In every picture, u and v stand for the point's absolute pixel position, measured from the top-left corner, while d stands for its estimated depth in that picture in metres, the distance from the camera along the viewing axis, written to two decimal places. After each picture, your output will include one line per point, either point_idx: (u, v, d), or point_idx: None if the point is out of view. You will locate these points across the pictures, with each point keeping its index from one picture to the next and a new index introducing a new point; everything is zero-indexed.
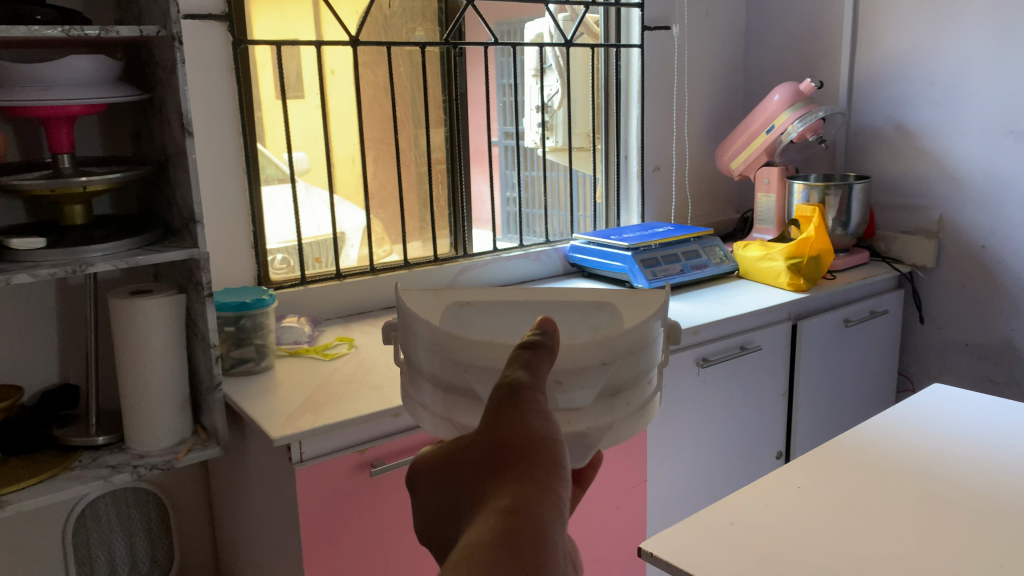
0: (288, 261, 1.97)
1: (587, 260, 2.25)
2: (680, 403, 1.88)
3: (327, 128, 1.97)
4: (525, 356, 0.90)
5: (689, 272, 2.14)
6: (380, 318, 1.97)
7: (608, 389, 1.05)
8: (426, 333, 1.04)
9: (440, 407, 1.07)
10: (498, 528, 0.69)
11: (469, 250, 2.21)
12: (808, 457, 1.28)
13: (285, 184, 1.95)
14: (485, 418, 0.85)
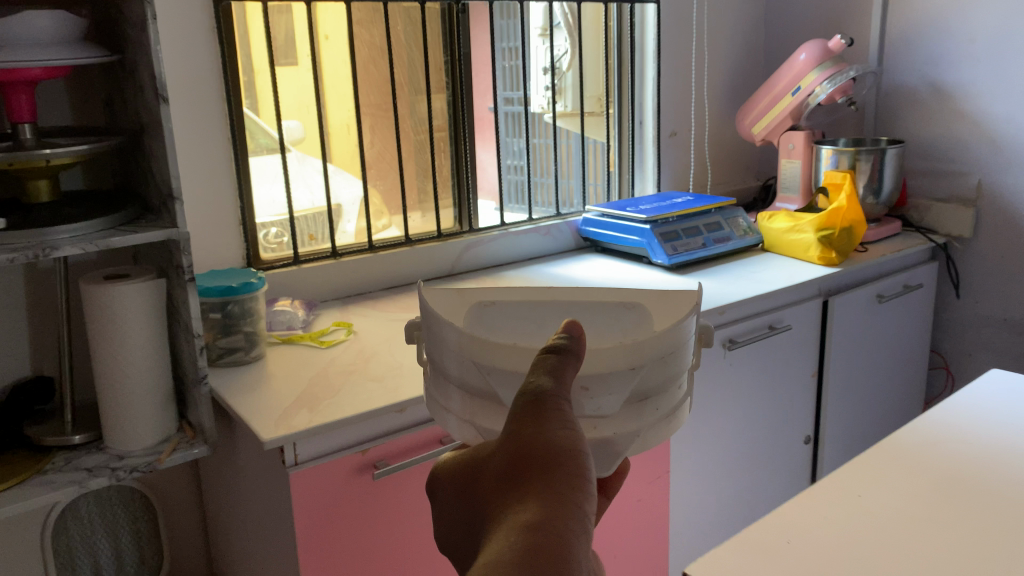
0: (281, 237, 1.83)
1: (602, 235, 2.10)
2: (705, 389, 1.75)
3: (321, 94, 1.82)
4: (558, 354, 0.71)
5: (711, 246, 2.00)
6: (381, 299, 1.83)
7: (637, 392, 0.82)
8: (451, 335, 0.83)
9: (465, 413, 0.85)
10: (516, 550, 0.50)
11: (474, 224, 2.04)
12: (865, 459, 1.14)
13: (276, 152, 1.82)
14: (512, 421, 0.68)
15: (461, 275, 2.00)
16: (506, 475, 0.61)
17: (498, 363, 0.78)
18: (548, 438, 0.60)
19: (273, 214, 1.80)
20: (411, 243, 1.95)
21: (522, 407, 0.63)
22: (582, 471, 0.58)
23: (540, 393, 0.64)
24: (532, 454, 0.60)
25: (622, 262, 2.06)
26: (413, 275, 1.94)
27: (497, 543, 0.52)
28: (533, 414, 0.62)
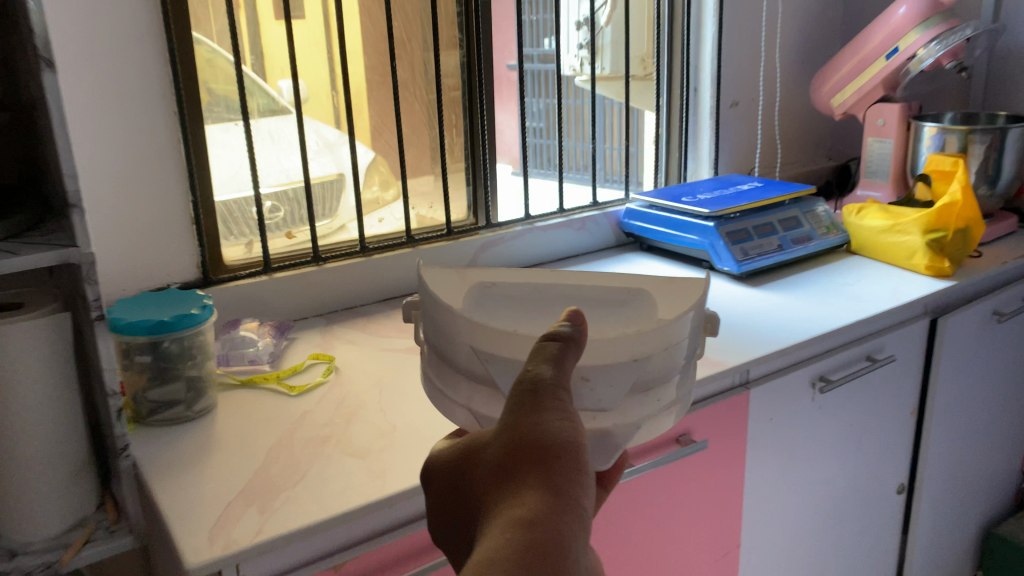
0: (279, 211, 1.46)
1: (651, 232, 1.71)
2: (787, 439, 1.37)
3: (333, 42, 1.43)
4: (551, 348, 0.71)
5: (789, 250, 1.61)
6: (376, 315, 1.45)
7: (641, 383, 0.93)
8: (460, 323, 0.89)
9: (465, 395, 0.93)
10: (517, 541, 0.54)
11: (491, 218, 1.66)
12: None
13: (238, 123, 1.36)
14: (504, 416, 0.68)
15: None
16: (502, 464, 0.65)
17: (492, 349, 0.88)
18: (543, 431, 0.64)
19: (238, 205, 1.39)
20: (414, 247, 1.55)
21: (521, 397, 0.67)
22: (576, 465, 0.62)
23: (538, 382, 0.68)
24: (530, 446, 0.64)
25: (676, 267, 1.66)
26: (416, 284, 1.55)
27: (495, 535, 0.56)
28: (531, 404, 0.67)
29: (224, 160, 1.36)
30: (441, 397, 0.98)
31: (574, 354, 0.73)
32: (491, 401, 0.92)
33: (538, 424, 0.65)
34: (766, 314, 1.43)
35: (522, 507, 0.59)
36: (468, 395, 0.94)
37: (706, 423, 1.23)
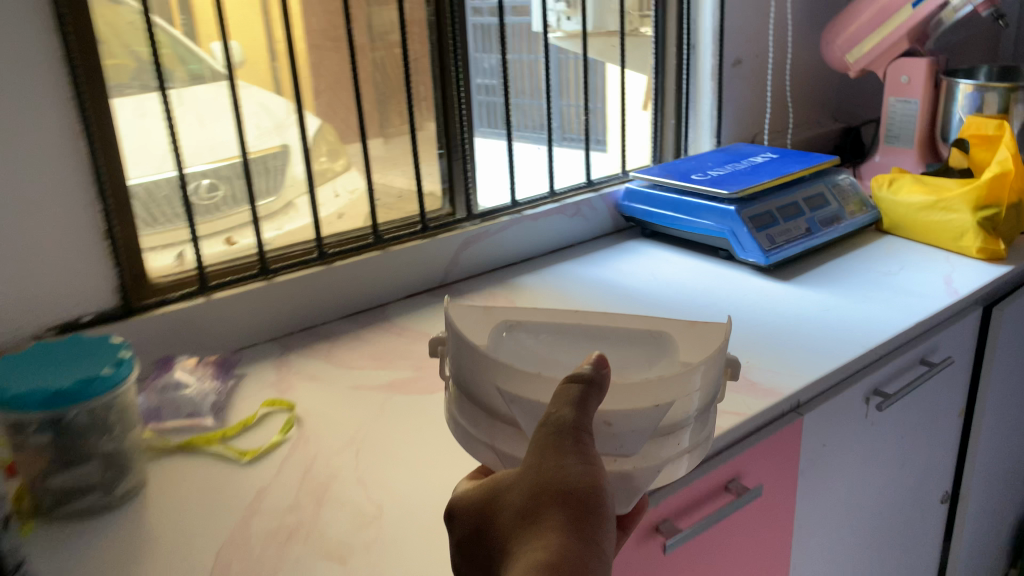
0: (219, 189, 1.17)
1: (658, 216, 1.48)
2: (838, 465, 1.17)
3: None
4: (573, 391, 0.69)
5: (818, 234, 1.39)
6: (342, 337, 1.20)
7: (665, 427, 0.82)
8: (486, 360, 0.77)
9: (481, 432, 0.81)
10: None
11: (473, 209, 1.40)
12: None
13: (151, 93, 1.06)
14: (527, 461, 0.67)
15: (459, 286, 1.36)
16: (523, 510, 0.64)
17: (520, 388, 0.75)
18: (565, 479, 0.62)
19: (158, 195, 1.10)
20: (386, 250, 1.28)
21: (545, 441, 0.67)
22: (598, 515, 0.61)
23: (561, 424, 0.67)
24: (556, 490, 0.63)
25: (690, 258, 1.43)
26: (387, 294, 1.29)
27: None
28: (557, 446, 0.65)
29: (137, 141, 1.06)
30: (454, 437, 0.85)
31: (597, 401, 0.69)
32: (516, 443, 0.78)
33: (561, 470, 0.63)
34: (807, 316, 1.21)
35: (542, 550, 0.58)
36: (491, 433, 0.81)
37: (757, 464, 1.01)
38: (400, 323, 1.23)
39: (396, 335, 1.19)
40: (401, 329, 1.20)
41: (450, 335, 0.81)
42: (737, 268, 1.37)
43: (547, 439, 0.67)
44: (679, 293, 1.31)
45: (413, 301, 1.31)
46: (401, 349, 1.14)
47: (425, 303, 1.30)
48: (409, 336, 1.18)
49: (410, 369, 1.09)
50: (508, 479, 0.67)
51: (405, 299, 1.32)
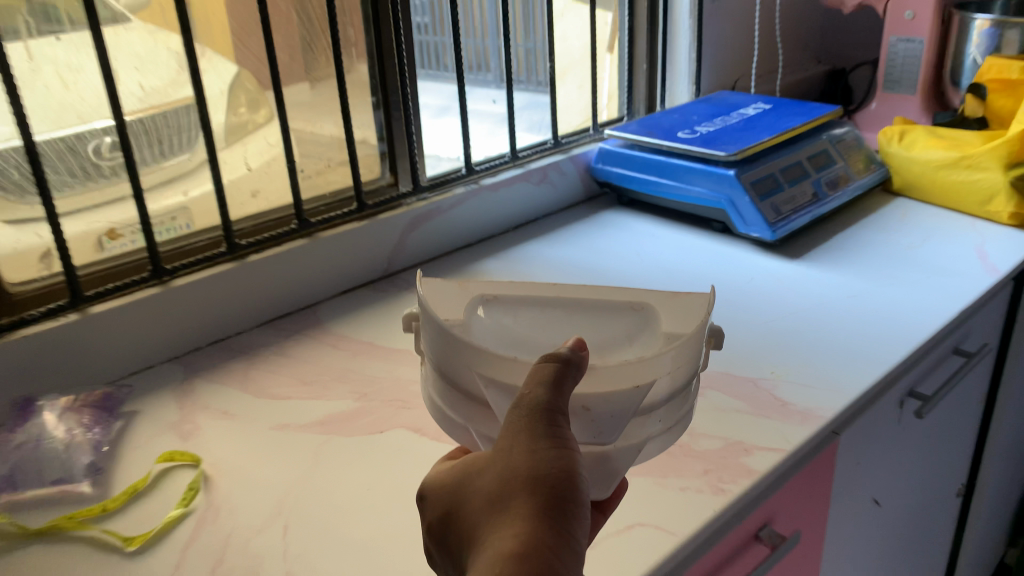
0: (101, 156, 0.89)
1: (638, 181, 1.25)
2: (867, 482, 0.98)
3: None
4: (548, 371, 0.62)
5: (826, 200, 1.19)
6: (263, 353, 0.95)
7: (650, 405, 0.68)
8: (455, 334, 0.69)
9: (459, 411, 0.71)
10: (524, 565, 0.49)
11: (420, 182, 1.15)
12: None
13: None
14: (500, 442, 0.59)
15: (405, 276, 1.12)
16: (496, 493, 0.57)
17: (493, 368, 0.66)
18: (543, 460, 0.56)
19: (3, 170, 0.82)
20: (314, 237, 1.03)
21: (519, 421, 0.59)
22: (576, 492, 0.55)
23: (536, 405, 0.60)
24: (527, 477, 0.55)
25: (678, 230, 1.22)
26: (317, 291, 1.05)
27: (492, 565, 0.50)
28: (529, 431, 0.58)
29: None
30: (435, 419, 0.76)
31: (573, 380, 0.63)
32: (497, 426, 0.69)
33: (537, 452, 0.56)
34: (828, 303, 1.01)
35: (513, 537, 0.52)
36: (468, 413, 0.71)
37: (789, 503, 0.81)
38: (335, 331, 0.99)
39: (330, 349, 0.95)
40: (337, 341, 0.96)
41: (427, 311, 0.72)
42: (735, 243, 1.16)
43: (519, 422, 0.60)
44: (672, 276, 1.10)
45: (350, 299, 1.07)
46: (338, 370, 0.91)
47: (365, 301, 1.06)
48: (346, 351, 0.94)
49: (352, 398, 0.86)
50: (479, 461, 0.60)
51: (341, 296, 1.07)
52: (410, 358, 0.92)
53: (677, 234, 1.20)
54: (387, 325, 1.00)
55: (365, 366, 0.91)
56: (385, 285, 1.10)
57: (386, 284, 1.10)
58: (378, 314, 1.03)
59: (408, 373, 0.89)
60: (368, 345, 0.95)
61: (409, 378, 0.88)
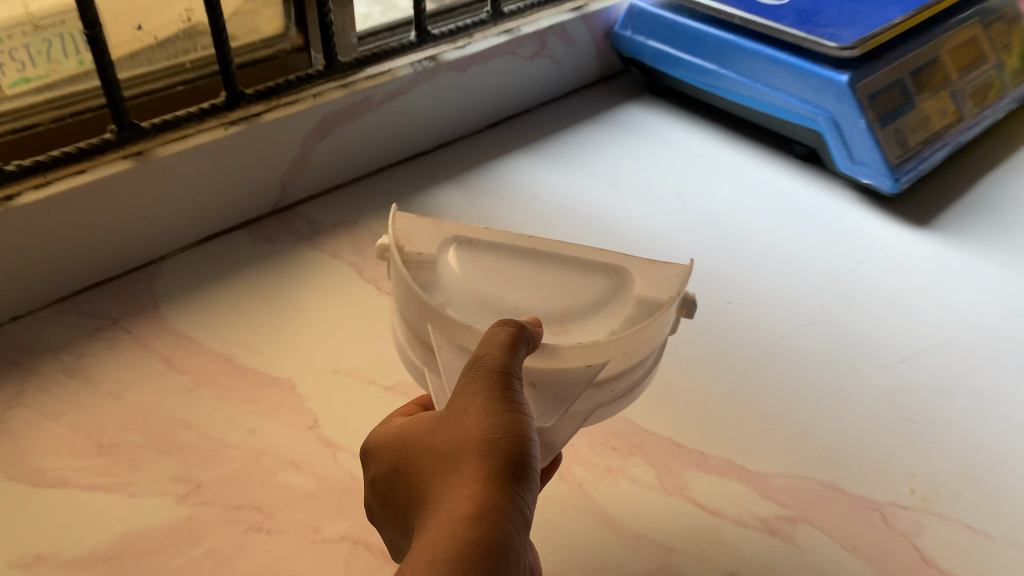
0: None
1: (687, 66, 0.81)
2: None
3: None
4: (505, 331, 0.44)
5: (970, 125, 0.77)
6: (45, 372, 0.55)
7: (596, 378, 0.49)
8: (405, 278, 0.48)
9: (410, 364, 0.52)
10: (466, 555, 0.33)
11: (340, 59, 0.70)
12: None
13: None
14: (451, 405, 0.43)
15: (310, 212, 0.71)
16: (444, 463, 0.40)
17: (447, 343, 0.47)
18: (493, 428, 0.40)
19: None
20: (143, 157, 0.60)
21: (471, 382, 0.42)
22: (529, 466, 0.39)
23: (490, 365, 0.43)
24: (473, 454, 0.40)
25: (738, 151, 0.80)
26: (152, 244, 0.64)
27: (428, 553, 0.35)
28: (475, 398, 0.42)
29: None
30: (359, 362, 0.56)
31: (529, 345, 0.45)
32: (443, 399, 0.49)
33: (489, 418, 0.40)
34: (993, 325, 0.61)
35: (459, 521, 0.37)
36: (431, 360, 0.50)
37: None
38: (172, 329, 0.59)
39: (156, 373, 0.56)
40: (170, 353, 0.57)
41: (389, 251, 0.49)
42: (827, 185, 0.75)
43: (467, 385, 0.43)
44: (734, 241, 0.69)
45: (209, 257, 0.66)
46: (160, 426, 0.52)
47: (232, 263, 0.65)
48: (183, 380, 0.55)
49: (169, 504, 0.48)
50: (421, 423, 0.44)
51: (196, 249, 0.66)
52: (287, 409, 0.54)
53: (735, 160, 0.78)
54: (259, 321, 0.60)
55: (208, 421, 0.53)
56: (271, 231, 0.68)
57: (274, 227, 0.69)
58: (249, 293, 0.63)
59: (277, 448, 0.51)
60: (222, 367, 0.56)
61: (277, 461, 0.51)
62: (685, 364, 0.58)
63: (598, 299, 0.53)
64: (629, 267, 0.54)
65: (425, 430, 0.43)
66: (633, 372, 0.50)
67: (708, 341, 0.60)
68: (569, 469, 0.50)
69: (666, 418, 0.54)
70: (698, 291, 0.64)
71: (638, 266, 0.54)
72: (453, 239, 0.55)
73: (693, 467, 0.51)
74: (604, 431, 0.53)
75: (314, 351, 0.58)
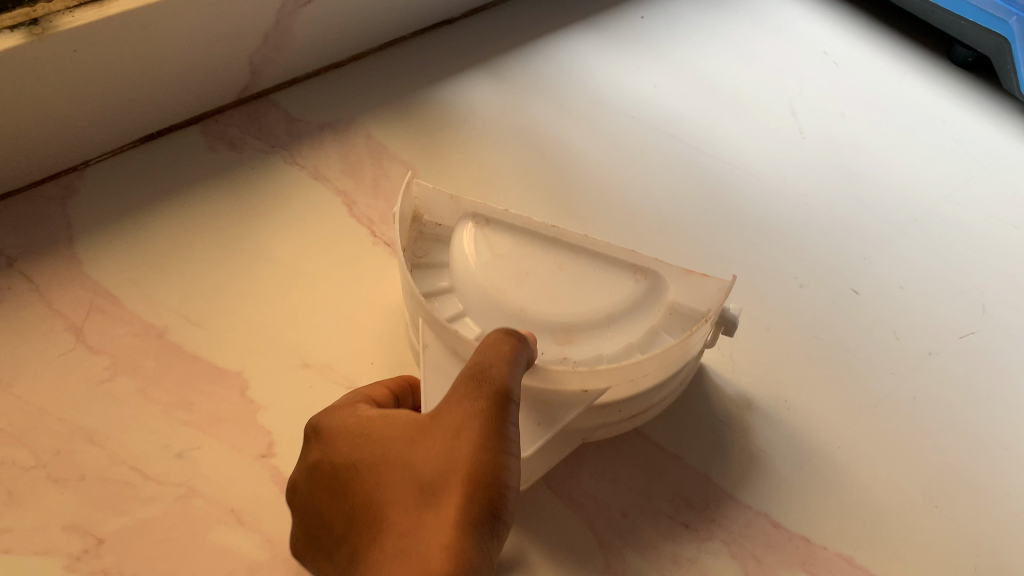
0: None
1: None
2: None
3: None
4: (512, 345, 0.31)
5: None
6: None
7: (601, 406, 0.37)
8: (406, 269, 0.37)
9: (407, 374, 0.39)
10: None
11: None
12: None
13: None
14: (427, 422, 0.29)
15: (286, 104, 0.53)
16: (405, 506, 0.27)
17: (430, 387, 0.34)
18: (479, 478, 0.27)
19: None
20: (39, 30, 0.40)
21: (460, 401, 0.29)
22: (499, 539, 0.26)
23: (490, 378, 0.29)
24: (448, 489, 0.27)
25: (867, 58, 0.60)
26: (69, 147, 0.46)
27: None
28: (462, 413, 0.28)
29: None
30: (339, 335, 0.42)
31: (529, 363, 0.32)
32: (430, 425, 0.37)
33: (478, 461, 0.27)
34: None
35: None
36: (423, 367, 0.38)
37: None
38: (87, 279, 0.43)
39: (58, 350, 0.40)
40: (81, 319, 0.41)
41: (400, 230, 0.39)
42: (989, 119, 0.56)
43: (451, 400, 0.29)
44: (863, 192, 0.51)
45: (149, 165, 0.49)
46: (56, 439, 0.38)
47: (179, 177, 0.48)
48: (94, 364, 0.40)
49: (55, 571, 0.34)
50: (377, 426, 0.31)
51: (133, 152, 0.49)
52: (233, 423, 0.39)
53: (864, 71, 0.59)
54: (207, 274, 0.44)
55: (123, 435, 0.38)
56: (234, 130, 0.51)
57: (238, 124, 0.51)
58: (198, 225, 0.46)
59: (215, 488, 0.37)
60: (150, 348, 0.41)
61: (212, 509, 0.36)
62: (789, 389, 0.41)
63: (624, 305, 0.38)
64: (664, 276, 0.38)
65: (382, 439, 0.30)
66: (648, 393, 0.38)
67: (823, 355, 0.43)
68: (618, 554, 0.36)
69: (758, 477, 0.38)
70: (810, 273, 0.46)
71: (673, 273, 0.38)
72: (470, 215, 0.40)
73: (795, 568, 0.36)
74: (670, 493, 0.38)
75: (278, 329, 0.42)
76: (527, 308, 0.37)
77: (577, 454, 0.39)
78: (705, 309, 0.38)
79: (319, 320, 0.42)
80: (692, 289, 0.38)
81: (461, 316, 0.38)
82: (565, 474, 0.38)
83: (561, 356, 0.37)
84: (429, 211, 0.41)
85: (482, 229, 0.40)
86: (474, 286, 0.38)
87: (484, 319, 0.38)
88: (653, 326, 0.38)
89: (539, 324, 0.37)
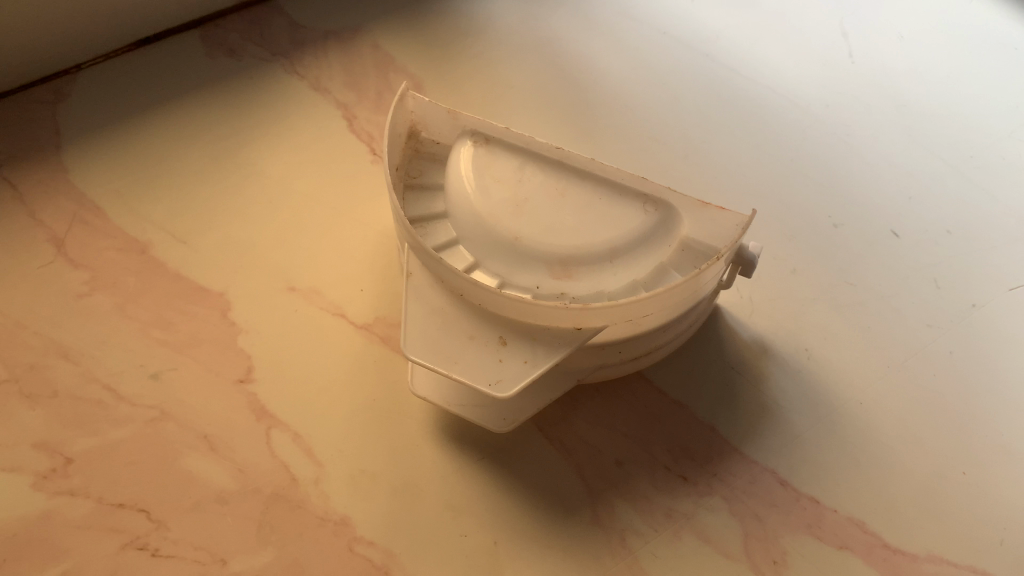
0: None
1: None
2: None
3: None
4: None
5: None
6: None
7: (597, 346, 0.34)
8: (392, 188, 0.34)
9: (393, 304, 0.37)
10: None
11: None
12: None
13: None
14: None
15: (291, 10, 0.50)
16: None
17: (411, 317, 0.32)
18: None
19: None
20: None
21: None
22: None
23: None
24: None
25: None
26: (59, 49, 0.44)
27: None
28: None
29: None
30: (329, 258, 0.39)
31: None
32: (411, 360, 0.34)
33: None
34: None
35: None
36: None
37: None
38: (71, 189, 0.41)
39: (38, 262, 0.39)
40: (63, 230, 0.40)
41: (391, 147, 0.36)
42: None
43: None
44: (914, 124, 0.46)
45: (144, 72, 0.46)
46: (30, 353, 0.36)
47: (173, 84, 0.46)
48: (73, 278, 0.38)
49: (21, 489, 0.33)
50: None
51: (128, 56, 0.47)
52: (212, 345, 0.37)
53: None
54: (196, 188, 0.41)
55: (98, 353, 0.36)
56: (234, 36, 0.48)
57: (239, 29, 0.48)
58: (190, 136, 0.43)
59: (188, 412, 0.35)
60: (132, 263, 0.39)
61: (184, 434, 0.34)
62: (812, 336, 0.38)
63: (630, 238, 0.35)
64: (677, 208, 0.35)
65: None
66: (653, 334, 0.35)
67: (853, 302, 0.39)
68: (608, 506, 0.33)
69: (768, 430, 0.35)
70: (847, 211, 0.42)
71: (687, 204, 0.35)
72: (469, 133, 0.37)
73: (800, 531, 0.33)
74: (669, 443, 0.35)
75: (265, 249, 0.40)
76: (523, 237, 0.34)
77: (573, 395, 0.36)
78: (720, 246, 0.34)
79: (308, 242, 0.40)
80: (707, 223, 0.35)
81: (452, 243, 0.35)
82: (558, 416, 0.35)
83: (558, 292, 0.34)
84: (427, 127, 0.38)
85: (481, 147, 0.37)
86: (468, 211, 0.35)
87: (476, 247, 0.35)
88: (662, 262, 0.35)
89: (535, 255, 0.34)
